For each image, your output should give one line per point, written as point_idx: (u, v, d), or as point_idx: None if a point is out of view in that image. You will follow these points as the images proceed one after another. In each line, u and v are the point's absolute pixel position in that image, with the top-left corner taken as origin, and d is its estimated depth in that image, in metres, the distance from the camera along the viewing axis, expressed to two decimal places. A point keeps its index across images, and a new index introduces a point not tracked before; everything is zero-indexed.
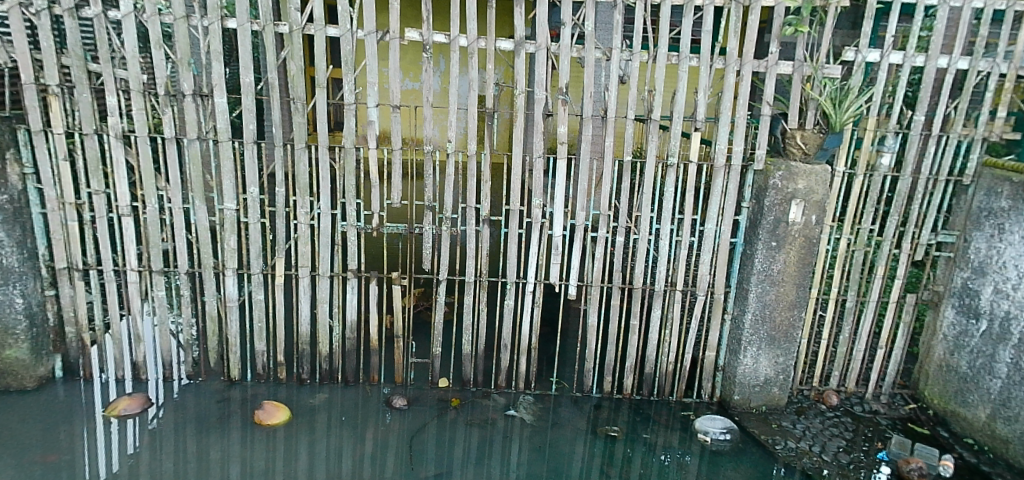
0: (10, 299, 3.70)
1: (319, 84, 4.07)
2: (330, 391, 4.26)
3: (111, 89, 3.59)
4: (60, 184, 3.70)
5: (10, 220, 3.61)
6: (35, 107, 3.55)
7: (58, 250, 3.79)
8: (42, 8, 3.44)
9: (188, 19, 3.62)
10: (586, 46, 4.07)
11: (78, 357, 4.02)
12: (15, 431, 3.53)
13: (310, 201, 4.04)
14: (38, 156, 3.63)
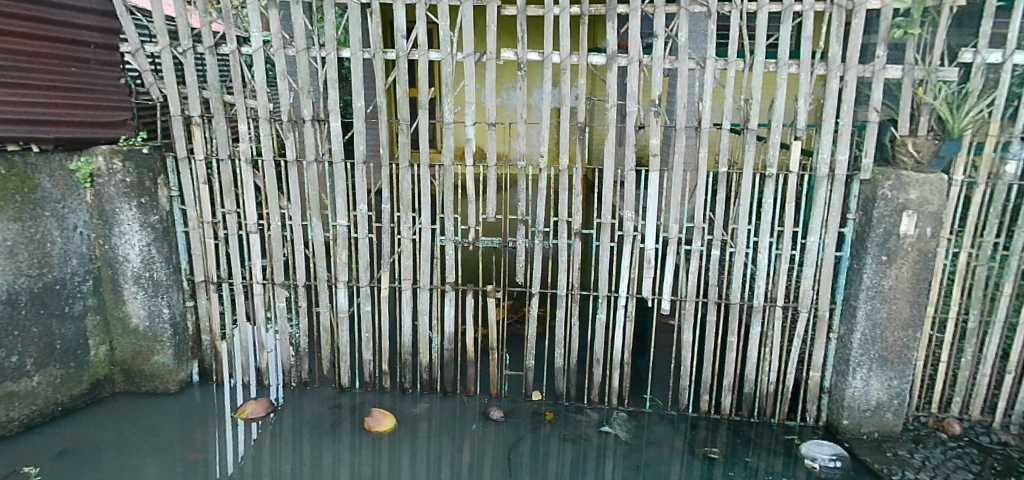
0: (159, 309, 4.20)
1: (422, 105, 4.35)
2: (429, 401, 4.49)
3: (243, 117, 4.05)
4: (200, 205, 4.20)
5: (161, 238, 4.14)
6: (181, 136, 4.07)
7: (198, 265, 4.29)
8: (188, 47, 3.93)
9: (309, 50, 4.03)
10: (679, 56, 4.04)
11: (212, 362, 4.51)
12: (161, 429, 4.00)
13: (411, 216, 4.31)
14: (183, 179, 4.14)
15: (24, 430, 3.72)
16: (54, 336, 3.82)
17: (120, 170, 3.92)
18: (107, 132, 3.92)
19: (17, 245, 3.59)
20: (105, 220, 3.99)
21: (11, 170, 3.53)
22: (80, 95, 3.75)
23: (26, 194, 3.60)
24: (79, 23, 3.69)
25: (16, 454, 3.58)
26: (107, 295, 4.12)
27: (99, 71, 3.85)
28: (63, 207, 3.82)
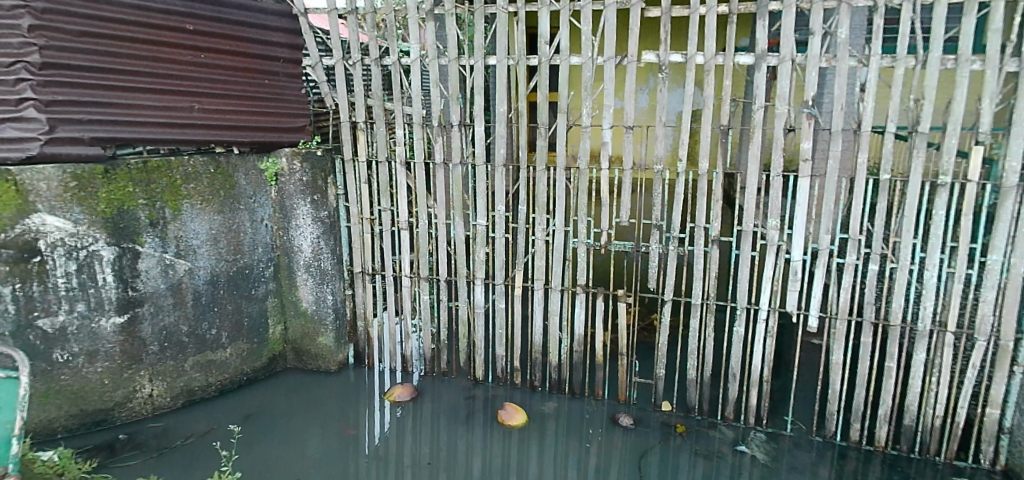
0: (324, 295, 4.72)
1: (561, 109, 4.47)
2: (558, 401, 4.60)
3: (400, 122, 4.44)
4: (360, 203, 4.65)
5: (329, 232, 4.65)
6: (348, 140, 4.55)
7: (356, 258, 4.77)
8: (358, 60, 4.40)
9: (460, 59, 4.33)
10: (838, 54, 3.77)
11: (364, 347, 4.96)
12: (322, 404, 4.48)
13: (546, 218, 4.44)
14: (348, 179, 4.62)
15: (218, 395, 4.28)
16: (243, 314, 4.39)
17: (299, 170, 4.45)
18: (288, 136, 4.46)
19: (219, 234, 4.15)
20: (285, 215, 4.52)
21: (217, 169, 4.09)
22: (270, 104, 4.32)
23: (226, 190, 4.14)
24: (272, 41, 4.25)
25: (211, 415, 4.09)
26: (284, 280, 4.67)
27: (286, 82, 4.40)
28: (253, 201, 4.37)
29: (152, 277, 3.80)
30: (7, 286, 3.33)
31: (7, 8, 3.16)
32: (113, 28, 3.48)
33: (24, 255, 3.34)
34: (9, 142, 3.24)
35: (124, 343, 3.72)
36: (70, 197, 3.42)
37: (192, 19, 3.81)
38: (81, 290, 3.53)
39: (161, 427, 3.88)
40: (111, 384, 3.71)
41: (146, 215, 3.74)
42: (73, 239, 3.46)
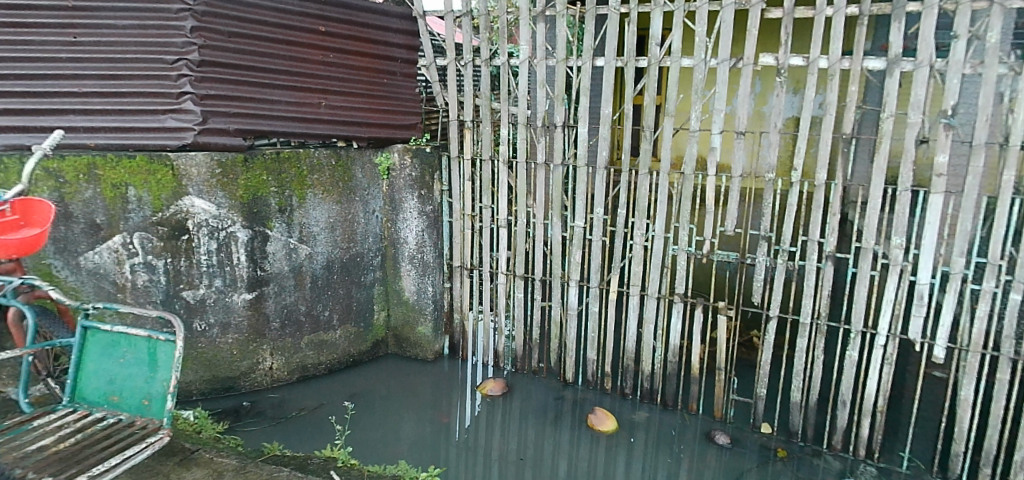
0: (425, 286, 4.89)
1: (668, 112, 4.35)
2: (649, 411, 4.50)
3: (506, 121, 4.50)
4: (463, 199, 4.79)
5: (433, 226, 4.83)
6: (455, 138, 4.69)
7: (457, 252, 4.91)
8: (469, 61, 4.52)
9: (568, 60, 4.31)
10: (987, 60, 3.38)
11: (460, 339, 5.09)
12: (417, 392, 4.64)
13: (646, 223, 4.31)
14: (453, 176, 4.77)
15: (327, 373, 4.58)
16: (352, 298, 4.67)
17: (409, 165, 4.65)
18: (402, 133, 4.67)
19: (336, 223, 4.43)
20: (393, 208, 4.75)
21: (338, 162, 4.35)
22: (387, 101, 4.54)
23: (344, 182, 4.40)
24: (393, 42, 4.46)
25: (320, 392, 4.37)
26: (389, 270, 4.91)
27: (403, 82, 4.60)
28: (367, 193, 4.62)
29: (278, 260, 4.13)
30: (162, 259, 3.74)
31: (174, 11, 3.53)
32: (258, 29, 3.80)
33: (175, 233, 3.73)
34: (168, 131, 3.62)
35: (251, 318, 4.06)
36: (215, 183, 3.75)
37: (324, 21, 4.08)
38: (219, 267, 3.89)
39: (277, 399, 4.20)
40: (238, 354, 4.07)
41: (276, 202, 4.05)
42: (215, 221, 3.80)
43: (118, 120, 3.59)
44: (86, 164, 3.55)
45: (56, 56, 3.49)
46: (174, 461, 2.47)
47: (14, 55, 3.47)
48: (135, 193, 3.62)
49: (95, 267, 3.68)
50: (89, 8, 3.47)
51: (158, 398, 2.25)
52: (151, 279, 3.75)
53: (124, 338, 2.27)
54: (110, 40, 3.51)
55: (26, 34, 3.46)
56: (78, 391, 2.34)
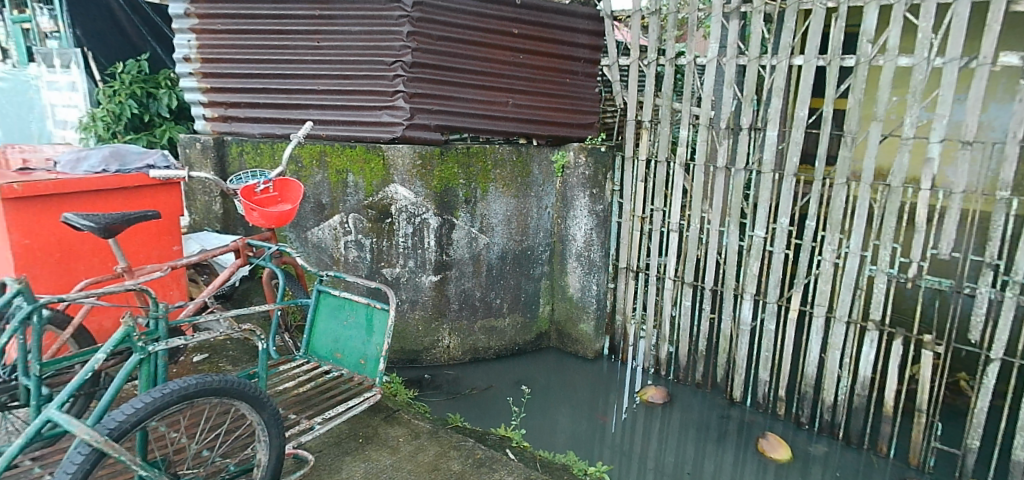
0: (588, 285, 4.88)
1: (876, 116, 3.88)
2: (828, 446, 4.05)
3: (686, 123, 4.24)
4: (634, 200, 4.63)
5: (601, 224, 4.76)
6: (631, 138, 4.57)
7: (623, 252, 4.75)
8: (652, 60, 4.36)
9: (761, 58, 3.95)
10: None
11: (620, 341, 4.94)
12: (573, 390, 4.68)
13: (838, 238, 3.87)
14: (625, 175, 4.64)
15: (495, 358, 4.82)
16: (521, 290, 4.83)
17: (583, 164, 4.67)
18: (579, 132, 4.75)
19: (512, 216, 4.61)
20: (565, 205, 4.81)
21: (518, 158, 4.53)
22: (568, 101, 4.64)
23: (522, 178, 4.57)
24: (579, 43, 4.52)
25: (488, 375, 4.62)
26: (556, 266, 4.98)
27: (584, 82, 4.66)
28: (542, 190, 4.74)
29: (461, 247, 4.43)
30: (369, 239, 4.22)
31: (394, 18, 3.93)
32: (459, 33, 4.09)
33: (381, 216, 4.18)
34: (382, 126, 4.09)
35: (434, 298, 4.42)
36: (415, 173, 4.14)
37: (517, 24, 4.26)
38: (413, 250, 4.28)
39: (452, 376, 4.52)
40: (423, 330, 4.46)
41: (463, 193, 4.34)
42: (413, 207, 4.20)
43: (344, 115, 4.13)
44: (318, 152, 4.13)
45: (301, 59, 4.11)
46: (380, 418, 2.82)
47: (272, 57, 4.14)
48: (353, 179, 4.13)
49: (318, 241, 4.28)
50: (328, 16, 4.00)
51: (373, 358, 2.64)
52: (359, 255, 4.25)
53: (348, 303, 2.69)
54: (342, 44, 4.02)
55: (282, 40, 4.11)
56: (311, 345, 2.83)
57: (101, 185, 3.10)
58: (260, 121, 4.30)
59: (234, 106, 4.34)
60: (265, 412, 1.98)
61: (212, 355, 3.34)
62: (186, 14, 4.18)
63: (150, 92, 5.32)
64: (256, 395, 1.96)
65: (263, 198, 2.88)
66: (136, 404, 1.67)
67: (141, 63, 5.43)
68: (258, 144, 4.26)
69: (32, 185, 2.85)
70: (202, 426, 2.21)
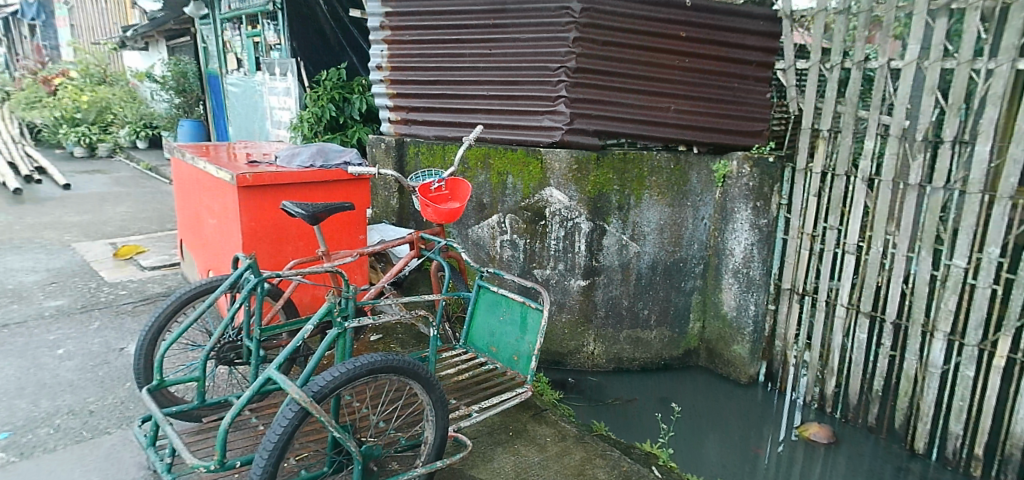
0: (746, 304, 4.45)
1: None
2: None
3: (872, 133, 3.67)
4: (804, 216, 4.12)
5: (763, 240, 4.33)
6: (805, 147, 4.06)
7: (787, 271, 4.25)
8: (836, 63, 3.85)
9: (974, 61, 3.26)
10: None
11: (779, 369, 4.43)
12: (720, 416, 4.27)
13: None
14: (795, 189, 4.15)
15: (640, 370, 4.63)
16: (671, 302, 4.58)
17: (747, 175, 4.30)
18: (744, 140, 4.42)
19: (666, 226, 4.39)
20: (725, 217, 4.47)
21: (676, 166, 4.31)
22: (735, 107, 4.36)
23: (679, 186, 4.34)
24: (750, 45, 4.24)
25: (631, 388, 4.49)
26: (710, 280, 4.63)
27: (754, 86, 4.36)
28: (700, 199, 4.46)
29: (611, 254, 4.30)
30: (523, 239, 4.31)
31: (562, 24, 4.00)
32: (624, 37, 4.06)
33: (535, 218, 4.24)
34: (543, 130, 4.20)
35: (581, 303, 4.34)
36: (571, 178, 4.11)
37: (686, 27, 4.12)
38: (563, 253, 4.26)
39: (595, 383, 4.44)
40: (568, 333, 4.43)
41: (617, 199, 4.20)
42: (566, 211, 4.16)
43: (508, 119, 4.34)
44: (483, 154, 4.36)
45: (473, 65, 4.39)
46: (529, 414, 2.98)
47: (449, 64, 4.48)
48: (512, 181, 4.29)
49: (477, 239, 4.54)
50: (501, 24, 4.21)
51: (525, 356, 2.77)
52: (513, 254, 4.37)
53: (505, 300, 2.85)
54: (512, 51, 4.21)
55: (458, 48, 4.42)
56: (470, 337, 3.07)
57: (307, 178, 3.54)
58: (435, 123, 4.67)
59: (414, 110, 4.76)
60: (434, 393, 2.14)
61: (385, 336, 3.68)
62: (381, 27, 4.73)
63: (346, 97, 6.00)
64: (428, 377, 2.13)
65: (436, 196, 3.15)
66: (334, 373, 1.91)
67: (340, 71, 6.09)
68: (432, 145, 4.62)
69: (258, 175, 3.35)
70: (380, 400, 2.46)
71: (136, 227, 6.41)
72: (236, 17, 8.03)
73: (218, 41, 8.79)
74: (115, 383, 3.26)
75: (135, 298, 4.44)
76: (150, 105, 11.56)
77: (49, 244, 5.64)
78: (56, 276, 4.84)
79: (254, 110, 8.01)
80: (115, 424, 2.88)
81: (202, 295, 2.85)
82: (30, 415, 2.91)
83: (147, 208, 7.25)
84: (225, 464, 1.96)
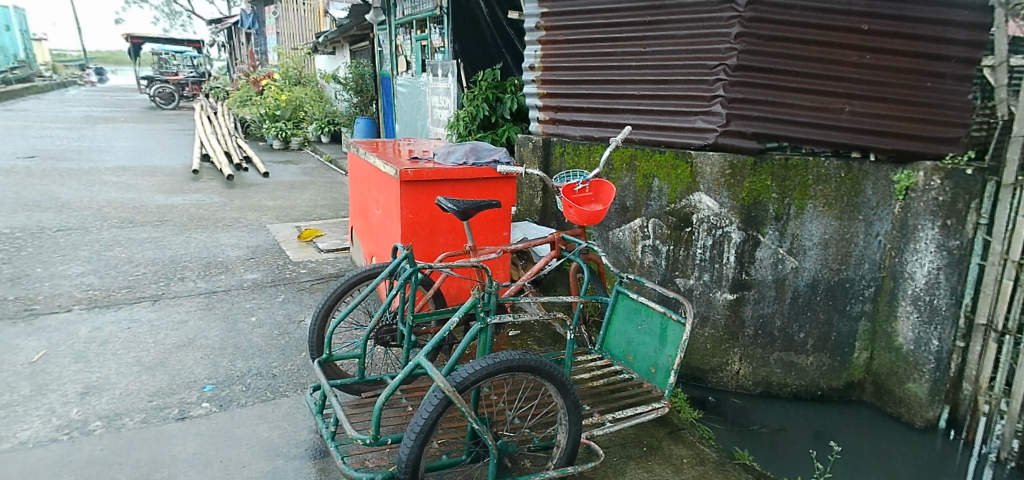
0: (927, 339, 3.56)
1: None
2: None
3: None
4: (1011, 240, 3.22)
5: (951, 265, 3.44)
6: (1015, 160, 3.22)
7: (982, 304, 3.35)
8: None
9: None
10: None
11: (967, 417, 3.48)
12: (882, 464, 3.54)
13: None
14: (999, 209, 3.26)
15: (791, 398, 3.95)
16: (832, 328, 3.85)
17: (937, 189, 3.45)
18: (936, 147, 3.77)
19: (832, 241, 3.74)
20: (905, 236, 3.62)
21: (847, 174, 3.68)
22: (926, 109, 3.74)
23: (850, 197, 3.68)
24: (951, 38, 3.62)
25: (784, 414, 3.90)
26: (882, 306, 3.78)
27: (953, 86, 3.70)
28: (874, 214, 3.71)
29: (764, 267, 3.80)
30: (666, 246, 4.08)
31: (724, 19, 3.75)
32: (794, 31, 3.68)
33: (680, 224, 3.99)
34: (695, 132, 4.00)
35: (728, 318, 3.88)
36: (723, 183, 3.80)
37: (870, 18, 3.64)
38: (709, 264, 3.89)
39: (739, 407, 3.90)
40: (711, 350, 3.96)
41: (773, 208, 3.74)
42: (715, 218, 3.83)
43: (658, 120, 4.21)
44: (629, 155, 4.29)
45: (627, 64, 4.32)
46: (665, 432, 2.90)
47: (600, 64, 4.47)
48: (658, 184, 4.12)
49: (618, 242, 4.44)
50: (658, 21, 4.10)
51: (663, 369, 2.73)
52: (655, 261, 4.15)
53: (645, 309, 2.84)
54: (668, 49, 4.07)
55: (610, 47, 4.39)
56: (605, 343, 3.09)
57: (460, 175, 3.75)
58: (582, 124, 4.71)
59: (563, 110, 4.83)
60: (569, 398, 2.18)
61: (522, 333, 3.79)
62: (537, 27, 4.83)
63: (499, 97, 6.23)
64: (564, 381, 2.17)
65: (580, 197, 3.16)
66: (475, 366, 2.02)
67: (495, 72, 6.36)
68: (577, 145, 4.68)
69: (419, 172, 3.61)
70: (517, 397, 2.55)
71: (316, 213, 7.23)
72: (408, 22, 8.68)
73: (392, 45, 9.58)
74: (293, 351, 3.72)
75: (312, 277, 5.02)
76: (333, 103, 12.83)
77: (250, 224, 6.57)
78: (253, 252, 5.62)
79: (418, 109, 8.62)
80: (292, 388, 3.29)
81: (366, 280, 3.15)
82: (228, 372, 3.43)
83: (326, 197, 8.14)
84: (378, 440, 2.18)
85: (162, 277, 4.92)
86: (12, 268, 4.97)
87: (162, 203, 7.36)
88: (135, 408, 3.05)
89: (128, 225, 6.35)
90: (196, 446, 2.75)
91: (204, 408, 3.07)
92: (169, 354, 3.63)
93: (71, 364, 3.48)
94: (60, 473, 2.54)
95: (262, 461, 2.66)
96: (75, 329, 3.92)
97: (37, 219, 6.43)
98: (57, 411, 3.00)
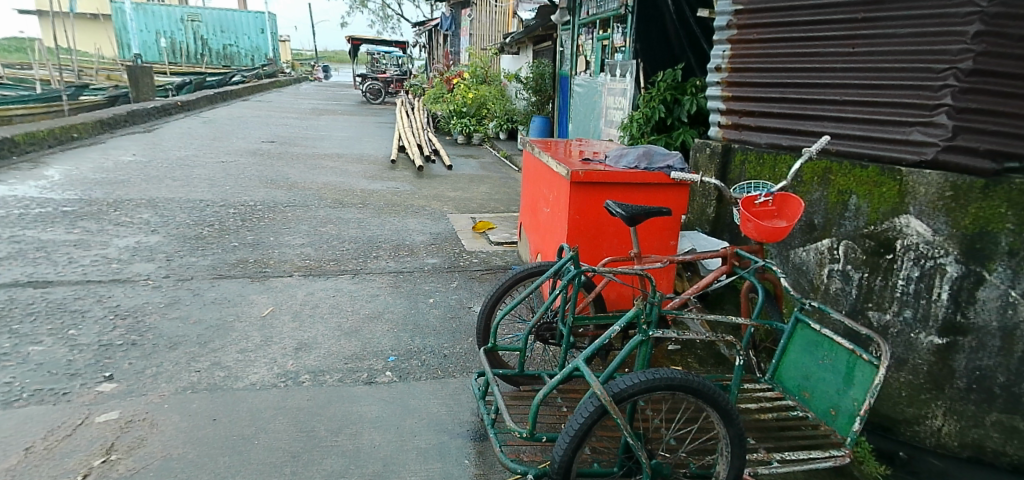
0: None
1: None
2: None
3: None
4: None
5: None
6: None
7: None
8: None
9: None
10: None
11: None
12: None
13: None
14: None
15: (1011, 472, 3.15)
16: None
17: None
18: None
19: None
20: None
21: None
22: None
23: None
24: None
25: None
26: None
27: None
28: None
29: (989, 311, 3.08)
30: (859, 273, 3.61)
31: (961, 16, 3.22)
32: None
33: (880, 249, 3.50)
34: (910, 145, 3.47)
35: (933, 366, 3.26)
36: (940, 206, 3.23)
37: None
38: (913, 297, 3.31)
39: (938, 471, 3.26)
40: (907, 398, 3.37)
41: (1008, 241, 3.03)
42: (927, 248, 3.26)
43: (862, 129, 3.75)
44: (822, 168, 3.90)
45: (831, 67, 3.91)
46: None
47: (798, 65, 4.11)
48: (856, 202, 3.67)
49: (800, 263, 4.07)
50: (874, 18, 3.64)
51: (846, 413, 2.56)
52: (843, 289, 3.72)
53: (828, 343, 2.67)
54: (884, 49, 3.59)
55: (813, 47, 4.01)
56: (778, 374, 2.92)
57: (631, 179, 3.71)
58: (770, 130, 4.37)
59: (748, 115, 4.55)
60: (732, 428, 2.08)
61: (683, 349, 3.67)
62: (728, 26, 4.60)
63: (677, 99, 6.01)
64: (728, 409, 2.08)
65: (761, 211, 2.96)
66: (633, 379, 2.01)
67: (676, 72, 6.14)
68: (761, 155, 4.39)
69: (590, 174, 3.64)
70: (675, 416, 2.47)
71: (491, 206, 7.62)
72: (592, 21, 8.72)
73: (574, 44, 9.71)
74: (463, 335, 4.00)
75: (483, 267, 5.32)
76: (514, 102, 13.35)
77: (433, 212, 7.13)
78: (435, 238, 6.10)
79: (593, 109, 8.64)
80: (459, 370, 3.54)
81: (532, 276, 3.26)
82: (408, 347, 3.79)
83: (500, 191, 8.54)
84: (533, 436, 2.27)
85: (361, 254, 5.56)
86: (252, 235, 5.97)
87: (364, 188, 8.30)
88: (334, 367, 3.51)
89: (338, 205, 7.28)
90: (379, 410, 3.10)
91: (387, 377, 3.43)
92: (363, 323, 4.11)
93: (290, 321, 4.10)
94: (277, 415, 3.02)
95: (431, 434, 2.91)
96: (294, 292, 4.61)
97: (272, 195, 7.64)
98: (278, 361, 3.57)
